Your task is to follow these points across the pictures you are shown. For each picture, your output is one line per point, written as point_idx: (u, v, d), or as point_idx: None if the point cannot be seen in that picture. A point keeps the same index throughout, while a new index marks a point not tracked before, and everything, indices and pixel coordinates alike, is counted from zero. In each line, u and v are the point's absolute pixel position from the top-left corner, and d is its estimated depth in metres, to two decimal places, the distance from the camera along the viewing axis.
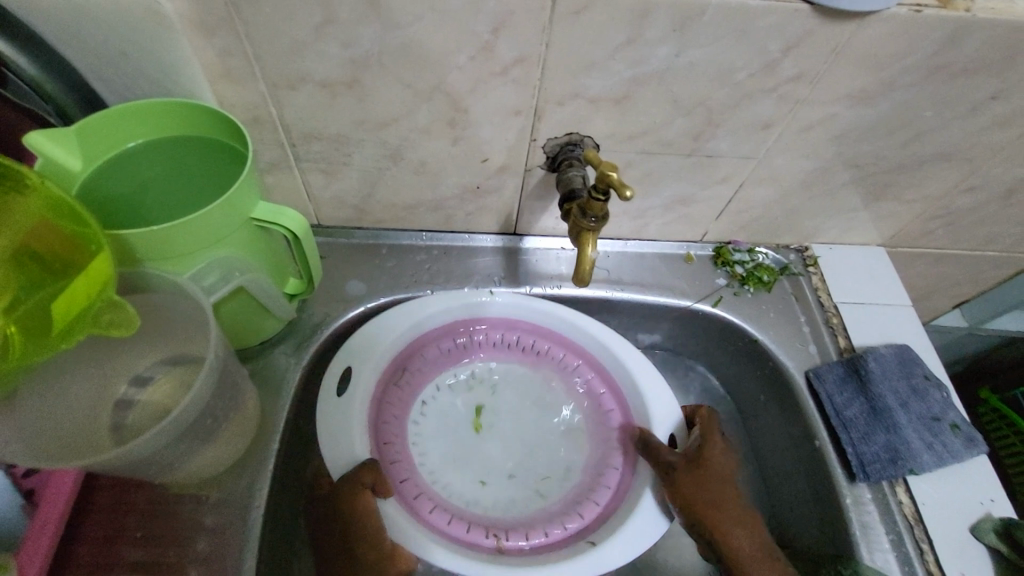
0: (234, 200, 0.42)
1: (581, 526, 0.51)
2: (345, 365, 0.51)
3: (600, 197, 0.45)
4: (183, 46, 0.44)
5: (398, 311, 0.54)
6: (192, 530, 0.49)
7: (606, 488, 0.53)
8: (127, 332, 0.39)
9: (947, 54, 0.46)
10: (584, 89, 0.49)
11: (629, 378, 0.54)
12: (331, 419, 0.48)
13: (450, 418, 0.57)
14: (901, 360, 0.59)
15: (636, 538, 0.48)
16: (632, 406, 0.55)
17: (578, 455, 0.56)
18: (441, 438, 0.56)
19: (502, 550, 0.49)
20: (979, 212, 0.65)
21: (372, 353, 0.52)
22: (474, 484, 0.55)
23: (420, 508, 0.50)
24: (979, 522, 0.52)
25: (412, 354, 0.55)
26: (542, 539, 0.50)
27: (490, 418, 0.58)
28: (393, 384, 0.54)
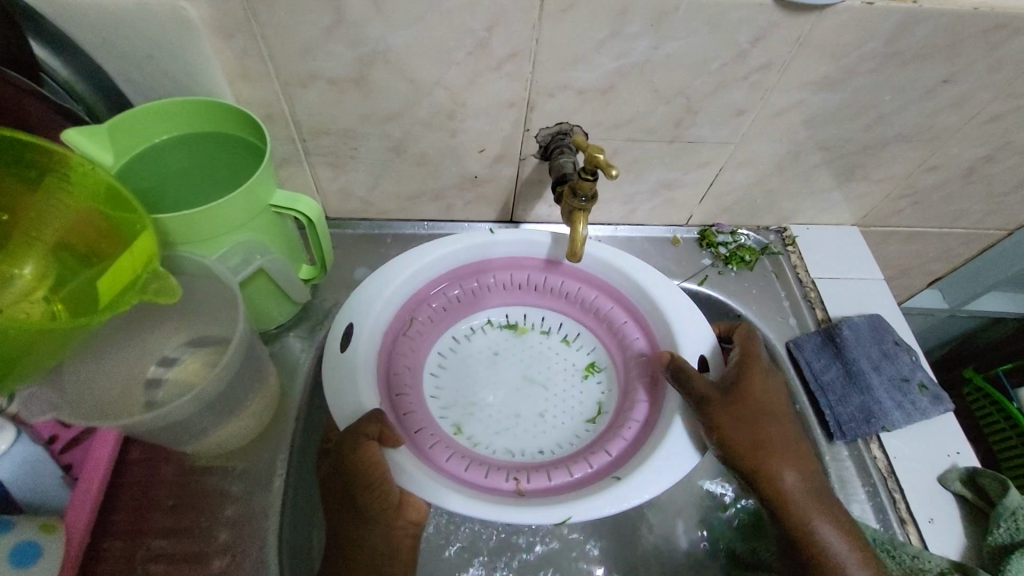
0: (254, 189, 0.46)
1: (609, 462, 0.52)
2: (345, 324, 0.53)
3: (589, 177, 0.50)
4: (204, 47, 0.48)
5: (398, 268, 0.56)
6: (220, 498, 0.53)
7: (633, 424, 0.54)
8: (170, 300, 0.42)
9: (899, 42, 0.51)
10: (572, 81, 0.53)
11: (656, 312, 0.57)
12: (334, 375, 0.51)
13: (472, 368, 0.61)
14: (873, 328, 0.63)
15: (661, 470, 0.48)
16: (658, 338, 0.57)
17: (608, 395, 0.60)
18: (463, 389, 0.60)
19: (524, 494, 0.50)
20: (943, 189, 0.70)
21: (373, 310, 0.54)
22: (501, 430, 0.58)
23: (434, 455, 0.52)
24: (946, 473, 0.56)
25: (419, 304, 0.59)
26: (568, 478, 0.52)
27: (513, 367, 0.62)
28: (403, 334, 0.57)
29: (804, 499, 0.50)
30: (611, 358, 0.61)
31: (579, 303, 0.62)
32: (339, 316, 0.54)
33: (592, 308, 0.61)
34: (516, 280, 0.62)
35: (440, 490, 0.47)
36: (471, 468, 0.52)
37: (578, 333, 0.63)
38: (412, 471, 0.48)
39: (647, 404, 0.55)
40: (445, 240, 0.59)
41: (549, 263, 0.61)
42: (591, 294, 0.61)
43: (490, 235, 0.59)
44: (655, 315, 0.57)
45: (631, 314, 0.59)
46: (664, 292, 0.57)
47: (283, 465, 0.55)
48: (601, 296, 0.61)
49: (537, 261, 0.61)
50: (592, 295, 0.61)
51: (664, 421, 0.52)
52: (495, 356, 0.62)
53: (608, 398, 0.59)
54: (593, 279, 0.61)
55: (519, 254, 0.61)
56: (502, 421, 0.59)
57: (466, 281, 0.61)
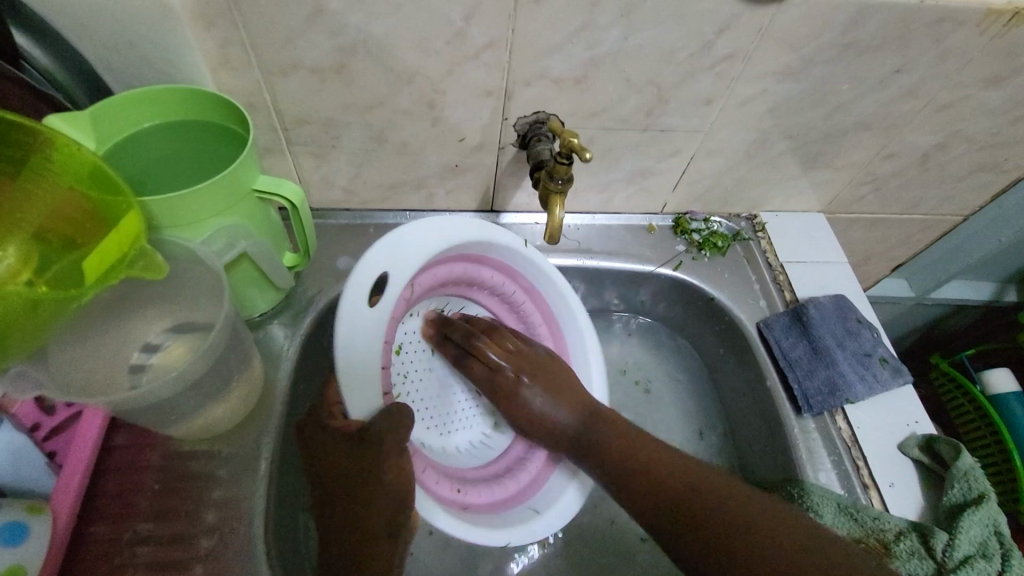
0: (236, 175, 0.47)
1: (520, 488, 0.62)
2: (377, 272, 0.50)
3: (564, 161, 0.52)
4: (186, 35, 0.49)
5: (424, 227, 0.54)
6: (209, 480, 0.54)
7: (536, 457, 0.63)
8: (158, 275, 0.44)
9: (854, 32, 0.54)
10: (548, 70, 0.55)
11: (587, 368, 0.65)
12: (353, 330, 0.48)
13: (415, 345, 0.63)
14: (838, 307, 0.67)
15: (563, 509, 0.59)
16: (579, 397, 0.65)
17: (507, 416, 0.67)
18: (406, 365, 0.62)
19: (468, 508, 0.57)
20: (901, 177, 0.74)
21: (405, 263, 0.52)
22: (422, 421, 0.63)
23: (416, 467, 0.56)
24: (905, 440, 0.59)
25: (423, 271, 0.57)
26: (493, 496, 0.60)
27: (445, 361, 0.66)
28: (406, 294, 0.56)
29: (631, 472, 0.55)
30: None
31: (524, 329, 0.68)
32: (371, 263, 0.50)
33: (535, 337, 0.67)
34: (502, 287, 0.65)
35: (436, 515, 0.52)
36: (437, 479, 0.57)
37: None
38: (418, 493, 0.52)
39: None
40: (480, 225, 0.58)
41: (534, 289, 0.65)
42: (542, 331, 0.67)
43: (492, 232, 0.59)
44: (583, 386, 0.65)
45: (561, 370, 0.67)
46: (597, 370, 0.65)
47: (269, 449, 0.56)
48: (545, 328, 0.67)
49: (524, 282, 0.65)
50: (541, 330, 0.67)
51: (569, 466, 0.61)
52: (437, 339, 0.65)
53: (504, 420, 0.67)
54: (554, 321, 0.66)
55: (517, 267, 0.64)
56: (427, 413, 0.64)
57: (461, 265, 0.61)
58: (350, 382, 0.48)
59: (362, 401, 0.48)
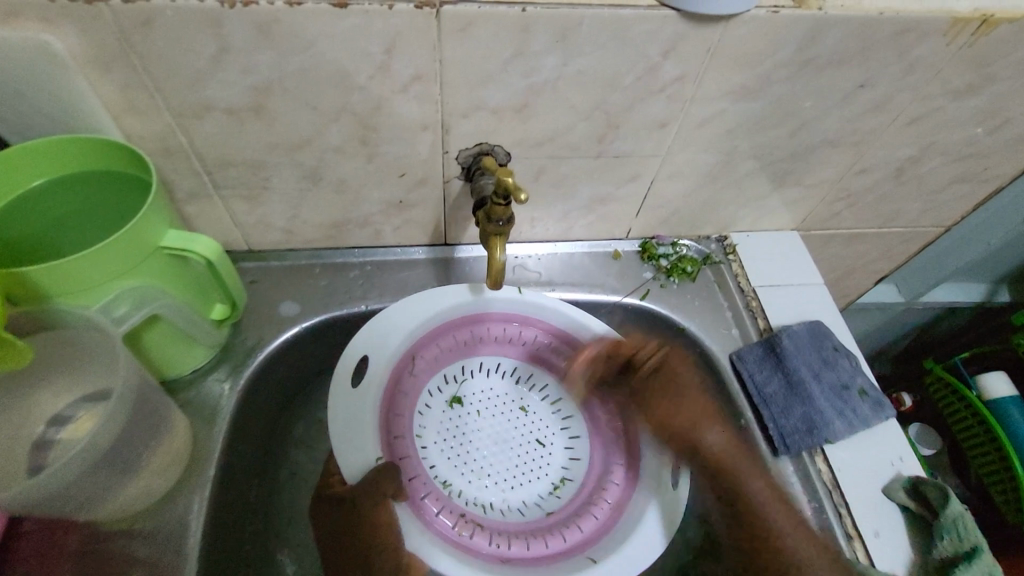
0: (135, 231, 0.43)
1: (581, 538, 0.55)
2: (358, 357, 0.56)
3: (501, 202, 0.47)
4: (81, 82, 0.45)
5: (397, 308, 0.58)
6: (127, 564, 0.50)
7: (605, 503, 0.57)
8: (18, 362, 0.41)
9: (811, 49, 0.50)
10: (484, 101, 0.51)
11: (643, 400, 0.59)
12: (341, 405, 0.54)
13: (459, 408, 0.62)
14: (813, 335, 0.63)
15: (634, 557, 0.52)
16: (642, 432, 0.58)
17: (578, 465, 0.61)
18: (452, 431, 0.61)
19: (507, 561, 0.53)
20: (876, 192, 0.71)
21: (385, 344, 0.57)
22: (477, 483, 0.59)
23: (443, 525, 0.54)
24: (890, 483, 0.55)
25: (424, 343, 0.59)
26: (543, 549, 0.55)
27: (497, 416, 0.63)
28: (411, 361, 0.59)
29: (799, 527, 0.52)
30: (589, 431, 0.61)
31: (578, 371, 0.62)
32: (355, 347, 0.56)
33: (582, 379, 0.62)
34: (521, 335, 0.62)
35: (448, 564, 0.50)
36: (481, 536, 0.55)
37: (560, 393, 0.63)
38: (422, 543, 0.51)
39: (624, 466, 0.58)
40: (459, 288, 0.60)
41: (560, 331, 0.62)
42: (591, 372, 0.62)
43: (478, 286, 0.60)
44: (646, 421, 0.58)
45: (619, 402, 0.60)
46: (658, 400, 0.58)
47: (198, 525, 0.52)
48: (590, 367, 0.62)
49: (546, 324, 0.62)
50: (589, 371, 0.61)
51: (636, 509, 0.55)
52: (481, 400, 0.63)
53: (576, 467, 0.60)
54: None
55: (533, 313, 0.61)
56: (483, 472, 0.60)
57: (464, 328, 0.61)
58: (341, 442, 0.52)
59: (359, 460, 0.52)
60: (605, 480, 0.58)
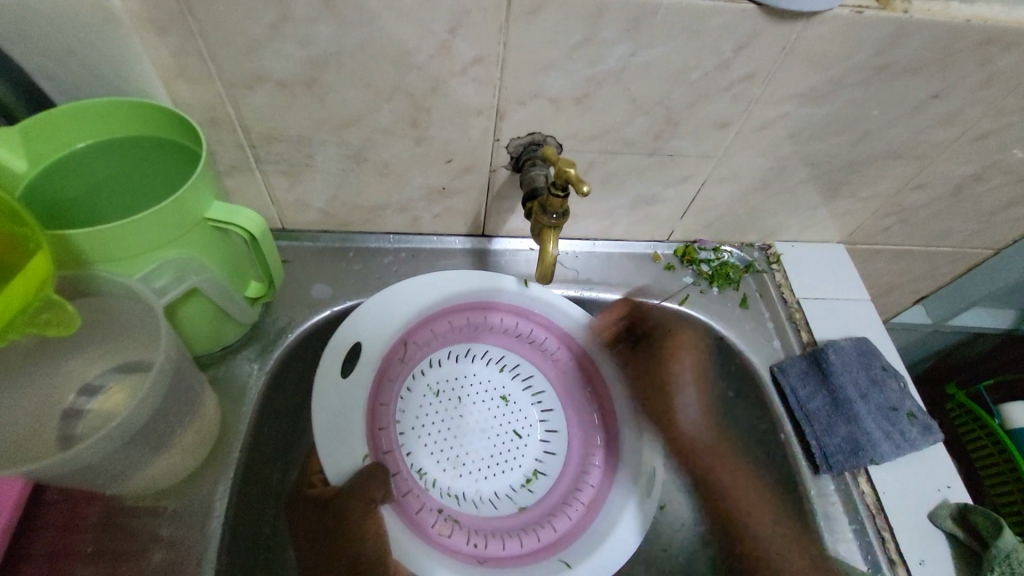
0: (184, 199, 0.41)
1: (554, 537, 0.55)
2: (353, 340, 0.53)
3: (559, 194, 0.46)
4: (135, 43, 0.43)
5: (402, 291, 0.56)
6: (147, 543, 0.49)
7: (579, 503, 0.56)
8: (62, 330, 0.38)
9: (889, 54, 0.48)
10: (544, 88, 0.50)
11: (627, 404, 0.58)
12: (326, 399, 0.50)
13: (441, 397, 0.60)
14: (860, 352, 0.61)
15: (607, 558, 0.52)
16: (620, 435, 0.58)
17: (551, 459, 0.60)
18: (430, 417, 0.59)
19: (485, 562, 0.52)
20: (930, 209, 0.68)
21: (382, 327, 0.54)
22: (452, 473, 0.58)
23: (425, 524, 0.52)
24: (936, 509, 0.53)
25: (418, 328, 0.57)
26: (518, 547, 0.54)
27: (478, 408, 0.61)
28: (403, 343, 0.56)
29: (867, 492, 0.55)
30: (566, 427, 0.61)
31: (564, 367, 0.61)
32: (346, 332, 0.53)
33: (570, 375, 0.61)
34: (518, 327, 0.61)
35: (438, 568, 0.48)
36: (457, 533, 0.53)
37: (541, 386, 0.62)
38: (409, 547, 0.49)
39: (601, 468, 0.58)
40: (460, 275, 0.58)
41: (556, 326, 0.60)
42: (576, 370, 0.61)
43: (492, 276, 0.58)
44: (626, 425, 0.58)
45: (602, 403, 0.60)
46: None
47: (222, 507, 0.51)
48: (577, 364, 0.61)
49: (545, 319, 0.61)
50: (575, 368, 0.61)
51: (611, 511, 0.54)
52: (463, 387, 0.61)
53: (549, 462, 0.60)
54: (584, 355, 0.60)
55: (532, 307, 0.60)
56: (461, 463, 0.59)
57: (461, 315, 0.59)
58: (326, 439, 0.49)
59: (344, 462, 0.49)
60: (581, 479, 0.58)
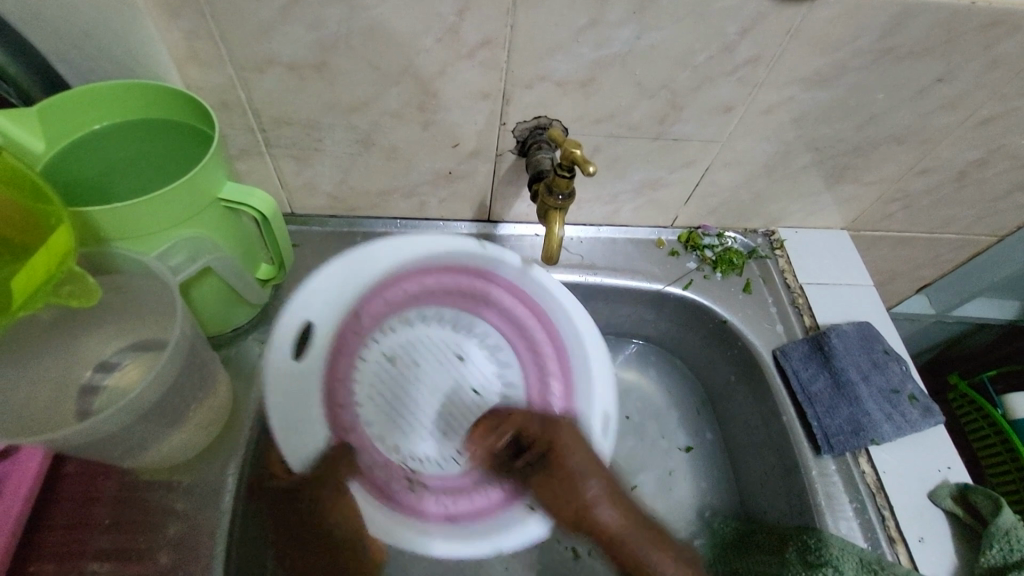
0: (197, 179, 0.42)
1: (514, 489, 0.53)
2: (301, 322, 0.49)
3: (565, 174, 0.47)
4: (148, 27, 0.44)
5: (356, 260, 0.52)
6: (164, 516, 0.50)
7: (540, 457, 0.54)
8: (86, 302, 0.40)
9: (894, 37, 0.49)
10: (550, 72, 0.50)
11: (583, 357, 0.56)
12: (275, 379, 0.47)
13: (393, 364, 0.55)
14: (862, 336, 0.61)
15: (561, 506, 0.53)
16: (576, 387, 0.56)
17: (509, 416, 0.56)
18: (382, 385, 0.54)
19: (456, 518, 0.52)
20: (934, 194, 0.68)
21: (327, 300, 0.50)
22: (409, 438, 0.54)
23: (390, 487, 0.51)
24: (936, 488, 0.54)
25: (370, 297, 0.53)
26: (482, 499, 0.53)
27: (430, 371, 0.56)
28: (353, 313, 0.52)
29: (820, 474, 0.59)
30: (524, 384, 0.57)
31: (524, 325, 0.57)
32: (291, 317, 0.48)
33: (533, 333, 0.57)
34: (467, 285, 0.56)
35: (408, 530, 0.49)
36: (424, 496, 0.52)
37: (497, 344, 0.58)
38: (377, 514, 0.49)
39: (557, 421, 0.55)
40: (421, 239, 0.54)
41: (511, 281, 0.56)
42: (532, 324, 0.57)
43: (468, 240, 0.55)
44: (583, 377, 0.56)
45: (558, 355, 0.57)
46: (599, 355, 0.56)
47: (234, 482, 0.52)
48: (530, 317, 0.57)
49: (498, 274, 0.56)
50: (530, 323, 0.57)
51: (572, 463, 0.53)
52: (417, 350, 0.56)
53: (507, 419, 0.56)
54: (537, 307, 0.57)
55: (484, 264, 0.56)
56: (417, 427, 0.55)
57: (410, 279, 0.54)
58: (284, 424, 0.47)
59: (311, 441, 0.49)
60: (540, 434, 0.55)
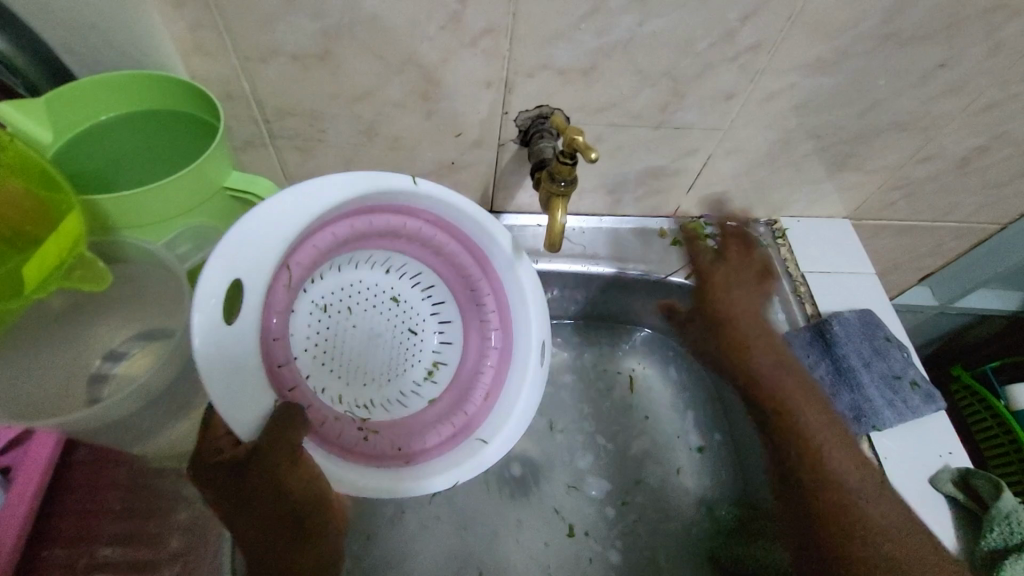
0: (203, 168, 0.43)
1: (467, 420, 0.56)
2: (229, 281, 0.42)
3: (567, 161, 0.47)
4: (154, 18, 0.45)
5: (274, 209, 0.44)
6: (174, 502, 0.53)
7: (484, 386, 0.57)
8: (97, 285, 0.42)
9: (895, 22, 0.49)
10: (551, 60, 0.50)
11: (518, 290, 0.56)
12: (213, 348, 0.41)
13: (331, 312, 0.53)
14: (864, 323, 0.61)
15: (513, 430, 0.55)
16: (513, 318, 0.57)
17: (450, 349, 0.58)
18: (321, 334, 0.53)
19: (413, 460, 0.53)
20: (936, 182, 0.68)
21: (256, 259, 0.44)
22: (355, 383, 0.54)
23: (343, 438, 0.51)
24: (938, 473, 0.55)
25: (299, 245, 0.48)
26: (437, 436, 0.55)
27: (369, 314, 0.55)
28: (283, 266, 0.48)
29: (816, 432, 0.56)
30: (461, 318, 0.58)
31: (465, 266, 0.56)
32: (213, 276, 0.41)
33: (469, 273, 0.57)
34: (398, 227, 0.53)
35: (366, 479, 0.50)
36: (380, 438, 0.53)
37: (431, 283, 0.57)
38: (336, 466, 0.49)
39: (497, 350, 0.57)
40: (365, 176, 0.49)
41: (443, 220, 0.54)
42: (465, 262, 0.56)
43: (410, 180, 0.51)
44: (519, 309, 0.56)
45: (495, 291, 0.57)
46: (531, 287, 0.56)
47: None
48: (461, 254, 0.56)
49: (428, 213, 0.54)
50: (468, 262, 0.56)
51: (514, 389, 0.56)
52: (353, 296, 0.54)
53: (450, 352, 0.58)
54: (468, 246, 0.56)
55: (414, 203, 0.52)
56: (361, 371, 0.55)
57: (340, 225, 0.50)
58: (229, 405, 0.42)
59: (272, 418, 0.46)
60: (482, 364, 0.57)
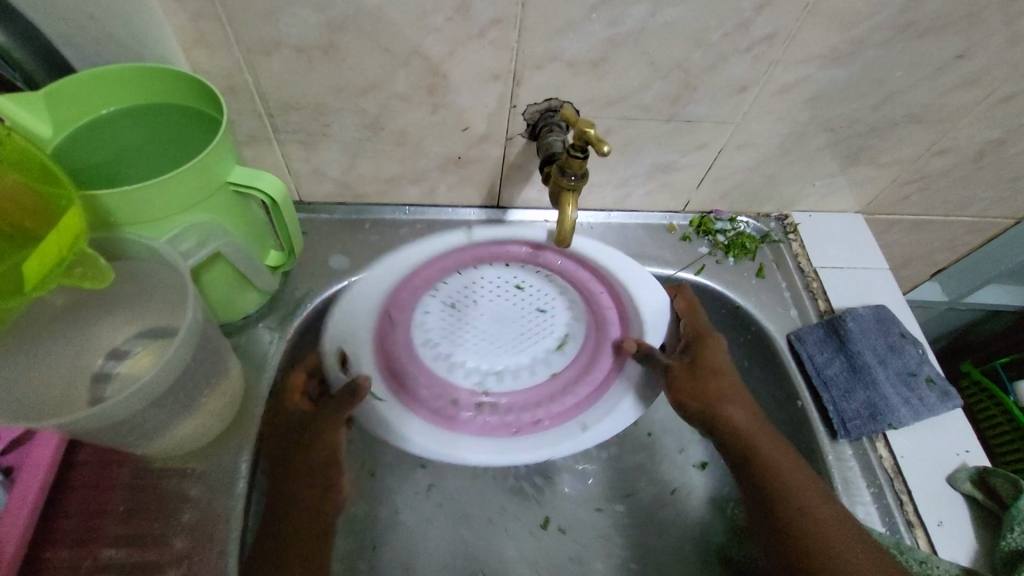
0: (207, 163, 0.42)
1: (578, 402, 0.57)
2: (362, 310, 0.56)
3: (578, 155, 0.46)
4: (155, 10, 0.44)
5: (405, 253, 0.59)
6: (178, 502, 0.50)
7: (598, 370, 0.57)
8: (100, 281, 0.40)
9: (913, 11, 0.48)
10: (561, 52, 0.49)
11: (630, 288, 0.59)
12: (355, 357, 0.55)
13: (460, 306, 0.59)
14: (879, 319, 0.60)
15: (625, 407, 0.56)
16: (630, 316, 0.59)
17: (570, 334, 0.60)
18: (452, 325, 0.59)
19: (516, 431, 0.55)
20: (951, 176, 0.67)
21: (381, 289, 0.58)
22: (486, 358, 0.58)
23: (447, 413, 0.55)
24: (956, 472, 0.54)
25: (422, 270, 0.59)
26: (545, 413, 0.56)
27: (493, 305, 0.60)
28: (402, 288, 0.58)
29: (788, 458, 0.54)
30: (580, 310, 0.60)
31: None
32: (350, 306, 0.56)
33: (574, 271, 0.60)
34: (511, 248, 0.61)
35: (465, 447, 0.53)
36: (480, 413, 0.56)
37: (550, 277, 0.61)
38: (432, 433, 0.53)
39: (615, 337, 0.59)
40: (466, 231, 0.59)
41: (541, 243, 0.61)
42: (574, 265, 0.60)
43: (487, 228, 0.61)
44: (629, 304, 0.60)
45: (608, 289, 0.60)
46: (646, 288, 0.59)
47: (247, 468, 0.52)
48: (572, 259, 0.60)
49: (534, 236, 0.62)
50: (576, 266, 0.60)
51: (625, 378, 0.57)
52: (479, 293, 0.60)
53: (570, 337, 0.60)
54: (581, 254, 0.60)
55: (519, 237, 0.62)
56: (491, 351, 0.59)
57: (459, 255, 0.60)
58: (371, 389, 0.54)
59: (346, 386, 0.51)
60: (600, 349, 0.58)
